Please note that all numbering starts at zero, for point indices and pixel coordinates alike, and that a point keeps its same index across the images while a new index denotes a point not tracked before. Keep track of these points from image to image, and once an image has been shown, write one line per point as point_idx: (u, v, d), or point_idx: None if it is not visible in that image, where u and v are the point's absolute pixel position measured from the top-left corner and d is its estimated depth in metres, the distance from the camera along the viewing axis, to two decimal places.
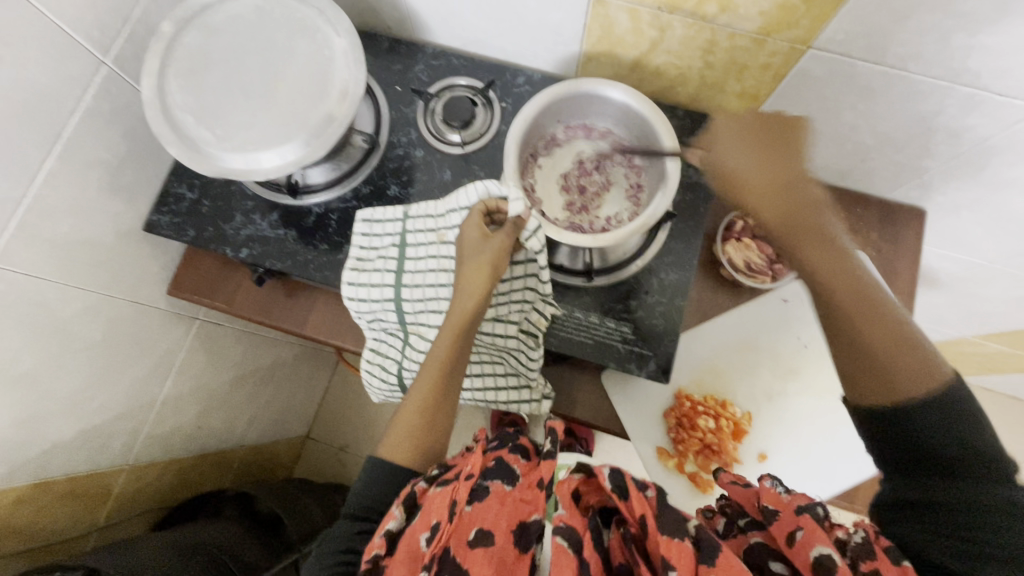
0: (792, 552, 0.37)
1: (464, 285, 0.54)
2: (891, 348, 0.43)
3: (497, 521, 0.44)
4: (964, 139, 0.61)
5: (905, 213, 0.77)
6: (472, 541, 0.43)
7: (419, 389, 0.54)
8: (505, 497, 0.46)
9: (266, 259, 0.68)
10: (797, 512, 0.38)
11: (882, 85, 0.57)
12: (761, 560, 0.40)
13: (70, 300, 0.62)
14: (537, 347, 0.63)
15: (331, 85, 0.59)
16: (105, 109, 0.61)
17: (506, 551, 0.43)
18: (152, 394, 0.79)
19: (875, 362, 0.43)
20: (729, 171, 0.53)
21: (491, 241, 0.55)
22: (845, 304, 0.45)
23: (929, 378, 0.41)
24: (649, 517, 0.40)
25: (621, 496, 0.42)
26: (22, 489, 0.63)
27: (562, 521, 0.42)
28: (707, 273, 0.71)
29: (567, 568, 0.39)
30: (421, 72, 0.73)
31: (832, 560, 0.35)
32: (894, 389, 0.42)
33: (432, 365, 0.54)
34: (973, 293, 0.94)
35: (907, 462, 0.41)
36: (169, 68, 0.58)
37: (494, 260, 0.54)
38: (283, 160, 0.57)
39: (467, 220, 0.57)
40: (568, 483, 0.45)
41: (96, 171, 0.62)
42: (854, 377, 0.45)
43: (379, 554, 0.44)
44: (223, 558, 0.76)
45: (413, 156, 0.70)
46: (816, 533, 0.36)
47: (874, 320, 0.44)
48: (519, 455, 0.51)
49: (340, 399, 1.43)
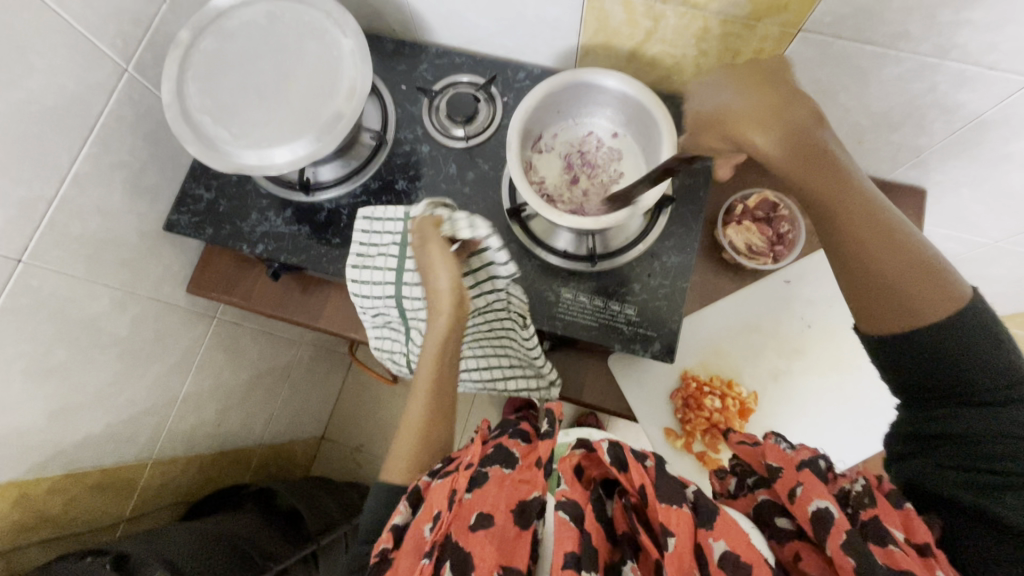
0: (792, 507, 0.38)
1: (432, 303, 0.55)
2: (914, 272, 0.42)
3: (498, 501, 0.43)
4: (958, 115, 0.62)
5: (906, 193, 0.77)
6: (472, 524, 0.42)
7: (412, 412, 0.55)
8: (504, 480, 0.45)
9: (281, 254, 0.70)
10: (799, 468, 0.39)
11: (873, 64, 0.59)
12: (766, 516, 0.41)
13: (97, 296, 0.65)
14: (535, 336, 0.63)
15: (339, 84, 0.62)
16: (127, 114, 0.64)
17: (507, 529, 0.41)
18: (175, 390, 0.82)
19: (896, 287, 0.42)
20: (703, 114, 0.49)
21: (440, 258, 0.54)
22: (865, 237, 0.43)
23: (947, 302, 0.41)
24: (648, 486, 0.40)
25: (621, 467, 0.42)
26: (55, 479, 0.66)
27: (564, 496, 0.41)
28: (710, 257, 0.73)
29: (570, 541, 0.38)
30: (426, 71, 0.76)
31: (826, 510, 0.36)
32: (915, 314, 0.42)
33: (422, 382, 0.56)
34: (979, 274, 0.95)
35: (929, 393, 0.43)
36: (186, 72, 0.61)
37: (448, 272, 0.53)
38: (294, 155, 0.60)
39: (415, 234, 0.55)
40: (569, 460, 0.45)
41: (120, 173, 0.65)
42: (869, 311, 0.44)
43: (387, 548, 0.44)
44: (245, 547, 0.78)
45: (419, 152, 0.73)
46: (813, 486, 0.37)
47: (885, 250, 0.42)
48: (520, 439, 0.49)
49: (354, 399, 1.46)
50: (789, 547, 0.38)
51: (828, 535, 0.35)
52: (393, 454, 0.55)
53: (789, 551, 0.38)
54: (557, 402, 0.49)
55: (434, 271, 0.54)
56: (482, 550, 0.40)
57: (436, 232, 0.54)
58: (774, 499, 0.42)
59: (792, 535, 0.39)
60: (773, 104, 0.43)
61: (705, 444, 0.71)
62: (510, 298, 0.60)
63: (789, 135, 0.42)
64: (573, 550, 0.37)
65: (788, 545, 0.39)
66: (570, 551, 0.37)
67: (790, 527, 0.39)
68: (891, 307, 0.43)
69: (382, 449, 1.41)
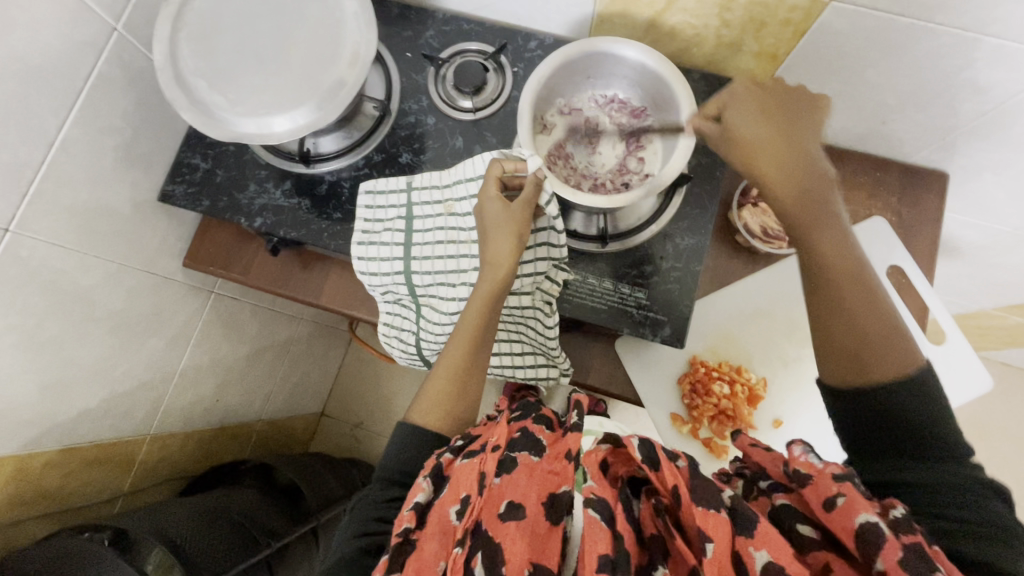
0: (830, 517, 0.37)
1: (490, 256, 0.54)
2: (883, 334, 0.44)
3: (528, 492, 0.42)
4: (990, 94, 0.59)
5: (928, 176, 0.75)
6: (502, 513, 0.40)
7: (446, 364, 0.54)
8: (533, 470, 0.43)
9: (281, 228, 0.68)
10: (837, 479, 0.38)
11: (907, 39, 0.55)
12: (788, 521, 0.40)
13: (90, 268, 0.63)
14: (553, 314, 0.62)
15: (342, 49, 0.59)
16: (118, 77, 0.61)
17: (538, 524, 0.40)
18: (172, 364, 0.81)
19: (865, 341, 0.44)
20: (744, 139, 0.49)
21: (516, 211, 0.54)
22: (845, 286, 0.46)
23: (901, 364, 0.44)
24: (682, 488, 0.39)
25: (652, 467, 0.41)
26: (52, 453, 0.65)
27: (592, 493, 0.40)
28: (723, 239, 0.71)
29: (602, 542, 0.37)
30: (432, 38, 0.72)
31: (876, 527, 0.35)
32: (876, 375, 0.44)
33: (461, 333, 0.55)
34: (994, 262, 0.93)
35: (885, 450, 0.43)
36: (179, 33, 0.57)
37: (520, 226, 0.54)
38: (294, 124, 0.57)
39: (484, 189, 0.55)
40: (595, 454, 0.44)
41: (111, 140, 0.62)
42: (843, 357, 0.45)
43: (410, 528, 0.42)
44: (245, 523, 0.77)
45: (425, 124, 0.70)
46: (857, 500, 0.36)
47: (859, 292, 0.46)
48: (545, 427, 0.48)
49: (353, 376, 1.45)
50: (816, 556, 0.37)
51: (880, 552, 0.34)
52: (425, 401, 0.53)
53: (817, 561, 0.37)
54: (584, 395, 0.49)
55: (506, 225, 0.54)
56: (512, 544, 0.38)
57: (533, 179, 0.54)
58: (797, 504, 0.40)
59: (813, 543, 0.38)
60: (785, 147, 0.48)
61: (712, 429, 0.70)
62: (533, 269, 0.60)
63: (802, 187, 0.47)
64: (606, 552, 0.36)
65: (811, 554, 0.38)
66: (602, 554, 0.36)
67: (813, 535, 0.38)
68: (857, 365, 0.45)
69: (381, 426, 1.41)
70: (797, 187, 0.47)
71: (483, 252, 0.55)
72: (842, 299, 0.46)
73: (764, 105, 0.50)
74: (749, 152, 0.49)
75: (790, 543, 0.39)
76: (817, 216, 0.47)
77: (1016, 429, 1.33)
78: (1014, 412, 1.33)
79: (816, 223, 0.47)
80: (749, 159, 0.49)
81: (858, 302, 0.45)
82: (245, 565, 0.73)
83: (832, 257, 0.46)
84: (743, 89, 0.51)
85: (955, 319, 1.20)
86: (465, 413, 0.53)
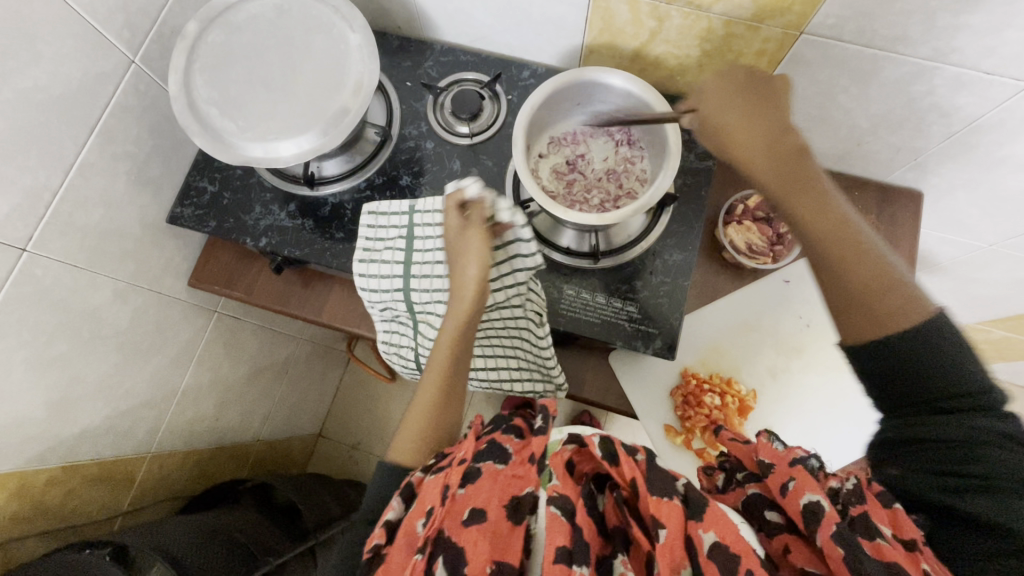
0: (786, 500, 0.39)
1: (455, 281, 0.55)
2: (881, 282, 0.44)
3: (490, 497, 0.44)
4: (955, 118, 0.63)
5: (904, 195, 0.78)
6: (466, 519, 0.42)
7: (425, 391, 0.57)
8: (496, 476, 0.45)
9: (285, 248, 0.70)
10: (791, 465, 0.40)
11: (873, 67, 0.60)
12: (756, 509, 0.42)
13: (99, 287, 0.65)
14: (546, 329, 0.63)
15: (346, 78, 0.62)
16: (133, 105, 0.64)
17: (499, 525, 0.42)
18: (174, 383, 0.82)
19: (858, 294, 0.44)
20: (715, 122, 0.52)
21: (474, 235, 0.55)
22: (847, 256, 0.45)
23: (916, 309, 0.43)
24: (639, 479, 0.41)
25: (612, 462, 0.43)
26: (55, 469, 0.66)
27: (556, 491, 0.42)
28: (710, 256, 0.74)
29: (560, 534, 0.39)
30: (431, 68, 0.76)
31: (818, 504, 0.37)
32: (882, 325, 0.43)
33: (438, 359, 0.57)
34: (974, 277, 0.96)
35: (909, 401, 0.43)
36: (194, 64, 0.61)
37: (476, 251, 0.54)
38: (299, 149, 0.60)
39: (446, 216, 0.57)
40: (561, 456, 0.46)
41: (125, 164, 0.65)
42: (845, 319, 0.45)
43: (380, 544, 0.44)
44: (244, 540, 0.76)
45: (424, 148, 0.73)
46: (806, 481, 0.38)
47: (846, 246, 0.45)
48: (513, 434, 0.49)
49: (351, 398, 1.46)
50: (779, 539, 0.39)
51: (820, 527, 0.36)
52: (404, 430, 0.56)
53: (778, 543, 0.39)
54: (552, 400, 0.51)
55: (464, 250, 0.55)
56: (474, 546, 0.41)
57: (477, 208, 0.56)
58: (766, 491, 0.42)
59: (780, 527, 0.40)
60: (763, 130, 0.50)
61: (704, 441, 0.72)
62: (530, 296, 0.62)
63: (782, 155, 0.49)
64: (563, 543, 0.38)
65: (776, 538, 0.39)
66: (561, 545, 0.38)
67: (778, 520, 0.40)
68: (859, 314, 0.44)
69: (378, 447, 1.41)
70: (767, 144, 0.50)
71: (452, 274, 0.57)
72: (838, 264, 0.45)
73: (735, 93, 0.53)
74: (731, 139, 0.51)
75: (759, 528, 0.41)
76: (806, 183, 0.48)
77: None
78: None
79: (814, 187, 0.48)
80: (731, 144, 0.51)
81: (851, 262, 0.45)
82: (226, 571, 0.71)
83: (814, 227, 0.46)
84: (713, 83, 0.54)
85: None
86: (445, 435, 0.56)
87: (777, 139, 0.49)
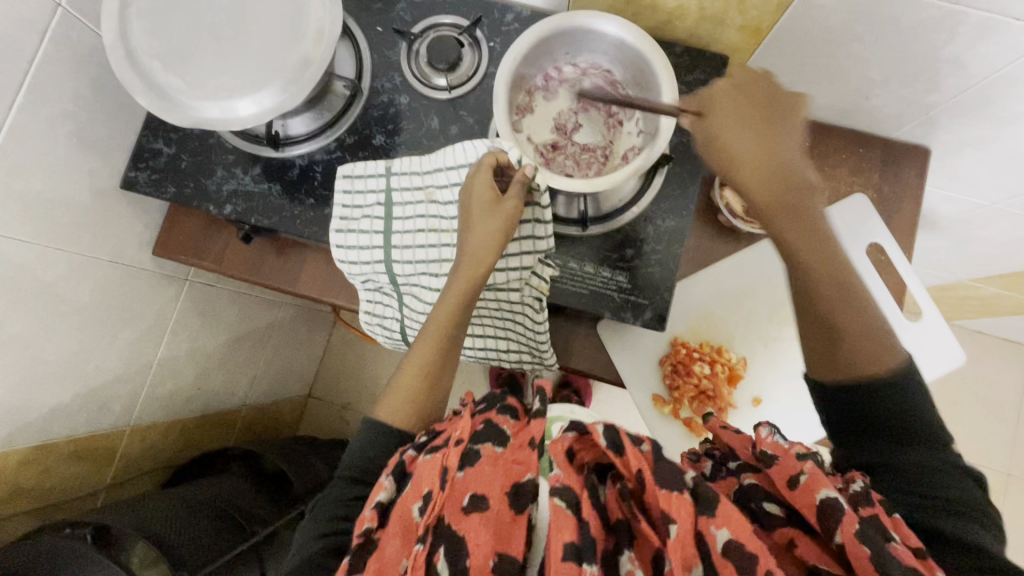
0: (795, 495, 0.39)
1: (470, 249, 0.53)
2: (858, 329, 0.46)
3: (491, 484, 0.43)
4: (975, 69, 0.58)
5: (911, 152, 0.74)
6: (465, 506, 0.42)
7: (417, 357, 0.54)
8: (497, 459, 0.44)
9: (251, 216, 0.66)
10: (800, 460, 0.40)
11: (893, 10, 0.54)
12: (754, 498, 0.42)
13: (50, 262, 0.60)
14: (542, 311, 0.62)
15: (306, 26, 0.56)
16: (65, 57, 0.57)
17: (502, 513, 0.41)
18: (147, 355, 0.79)
19: (838, 331, 0.46)
20: (725, 143, 0.50)
21: (505, 205, 0.53)
22: (833, 296, 0.47)
23: (884, 361, 0.45)
24: (646, 471, 0.40)
25: (617, 452, 0.42)
26: (26, 450, 0.64)
27: (558, 481, 0.41)
28: (704, 220, 0.70)
29: (566, 527, 0.38)
30: (403, 10, 0.68)
31: (836, 502, 0.37)
32: (853, 364, 0.45)
33: (433, 327, 0.55)
34: (972, 236, 0.94)
35: (864, 432, 0.45)
36: (130, 8, 0.53)
37: (508, 222, 0.53)
38: (259, 107, 0.54)
39: (478, 174, 0.53)
40: (562, 442, 0.44)
41: (65, 125, 0.59)
42: (816, 353, 0.48)
43: (371, 528, 0.44)
44: (230, 512, 0.77)
45: (398, 103, 0.67)
46: (819, 479, 0.38)
47: (836, 290, 0.47)
48: (509, 416, 0.48)
49: (338, 358, 1.44)
50: (783, 533, 0.39)
51: (839, 525, 0.36)
52: (390, 400, 0.53)
53: (783, 537, 0.39)
54: (548, 381, 0.50)
55: (491, 212, 0.53)
56: (475, 533, 0.40)
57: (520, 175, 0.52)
58: (764, 484, 0.42)
59: (780, 520, 0.40)
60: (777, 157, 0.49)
61: (692, 410, 0.71)
62: (530, 276, 0.60)
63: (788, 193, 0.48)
64: (571, 539, 0.38)
65: (777, 531, 0.40)
66: (569, 541, 0.38)
67: (778, 512, 0.40)
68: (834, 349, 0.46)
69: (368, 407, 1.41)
70: (781, 181, 0.48)
71: (463, 240, 0.54)
72: (824, 298, 0.47)
73: (748, 109, 0.50)
74: (735, 157, 0.49)
75: (756, 522, 0.41)
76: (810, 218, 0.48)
77: (988, 393, 1.37)
78: (985, 378, 1.37)
79: (809, 228, 0.48)
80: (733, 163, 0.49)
81: (836, 300, 0.46)
82: (232, 554, 0.72)
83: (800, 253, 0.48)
84: (726, 97, 0.51)
85: (933, 290, 1.22)
86: (438, 406, 0.54)
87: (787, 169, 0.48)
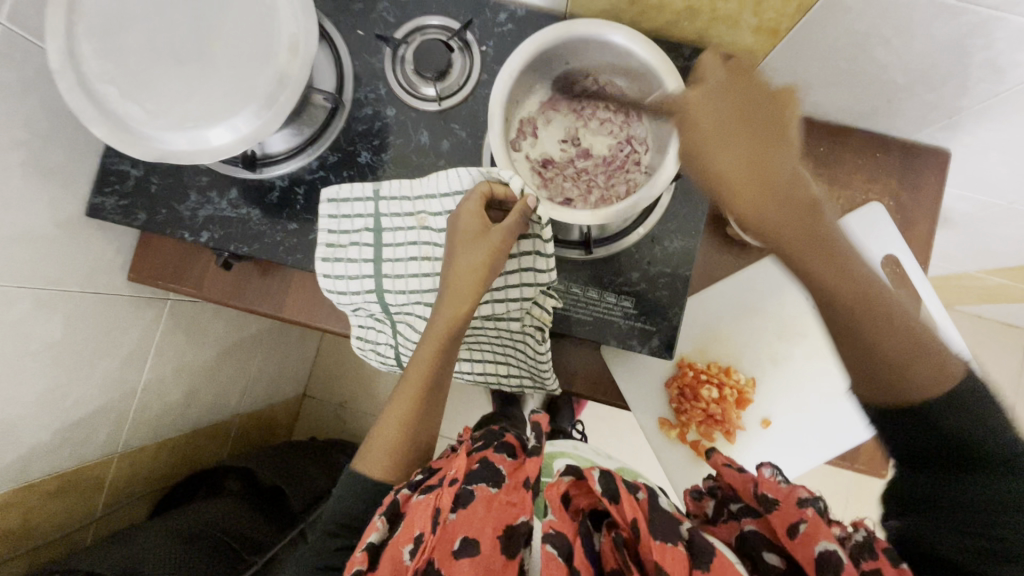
0: (794, 546, 0.37)
1: (451, 291, 0.50)
2: (908, 351, 0.41)
3: (481, 527, 0.41)
4: (1010, 75, 0.54)
5: (931, 155, 0.70)
6: (455, 550, 0.40)
7: (398, 407, 0.51)
8: (490, 501, 0.43)
9: (230, 243, 0.61)
10: (802, 504, 0.38)
11: (927, 14, 0.49)
12: (755, 547, 0.40)
13: (15, 301, 0.56)
14: (545, 341, 0.58)
15: (277, 39, 0.50)
16: (12, 78, 0.51)
17: (491, 559, 0.39)
18: (131, 381, 0.76)
19: (893, 355, 0.41)
20: (716, 161, 0.43)
21: (489, 239, 0.48)
22: (886, 322, 0.41)
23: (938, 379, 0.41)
24: (640, 520, 0.38)
25: (611, 499, 0.40)
26: (9, 494, 0.61)
27: (551, 527, 0.39)
28: (712, 234, 0.66)
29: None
30: (386, 11, 0.62)
31: (836, 554, 0.34)
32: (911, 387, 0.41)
33: (414, 376, 0.51)
34: (985, 233, 0.91)
35: (931, 458, 0.41)
36: (76, 26, 0.47)
37: (489, 263, 0.49)
38: (235, 134, 0.50)
39: (466, 202, 0.49)
40: (558, 486, 0.42)
41: (18, 153, 0.53)
42: (867, 377, 0.43)
43: (361, 569, 0.41)
44: (223, 540, 0.75)
45: (384, 116, 0.62)
46: (819, 527, 0.36)
47: (886, 313, 0.41)
48: (506, 455, 0.48)
49: (332, 357, 1.41)
50: None
51: None
52: (371, 450, 0.51)
53: None
54: (547, 416, 0.49)
55: (473, 247, 0.49)
56: None
57: (520, 205, 0.48)
58: (765, 530, 0.40)
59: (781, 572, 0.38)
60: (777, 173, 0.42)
61: (699, 433, 0.69)
62: (530, 309, 0.57)
63: (802, 211, 0.41)
64: None
65: None
66: None
67: (778, 564, 0.38)
68: (890, 375, 0.42)
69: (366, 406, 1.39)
70: (791, 203, 0.41)
71: (444, 279, 0.50)
72: (874, 322, 0.41)
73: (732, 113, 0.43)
74: (728, 180, 0.42)
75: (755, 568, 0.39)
76: (827, 246, 0.41)
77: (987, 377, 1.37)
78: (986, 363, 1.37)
79: (840, 254, 0.41)
80: (728, 189, 0.42)
81: (886, 328, 0.41)
82: None
83: (834, 289, 0.41)
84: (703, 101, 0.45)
85: (938, 281, 1.20)
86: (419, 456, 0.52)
87: (787, 182, 0.41)
